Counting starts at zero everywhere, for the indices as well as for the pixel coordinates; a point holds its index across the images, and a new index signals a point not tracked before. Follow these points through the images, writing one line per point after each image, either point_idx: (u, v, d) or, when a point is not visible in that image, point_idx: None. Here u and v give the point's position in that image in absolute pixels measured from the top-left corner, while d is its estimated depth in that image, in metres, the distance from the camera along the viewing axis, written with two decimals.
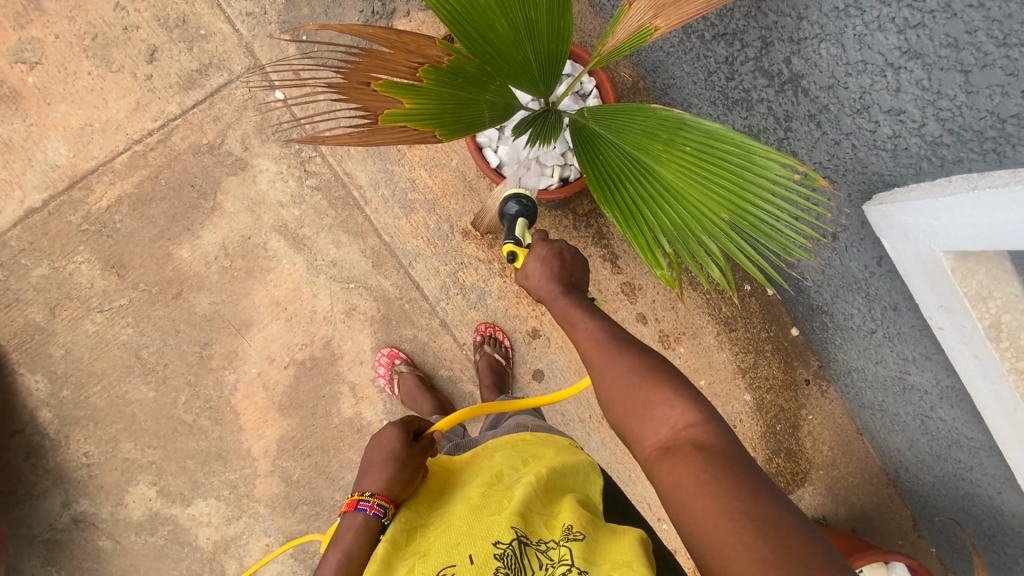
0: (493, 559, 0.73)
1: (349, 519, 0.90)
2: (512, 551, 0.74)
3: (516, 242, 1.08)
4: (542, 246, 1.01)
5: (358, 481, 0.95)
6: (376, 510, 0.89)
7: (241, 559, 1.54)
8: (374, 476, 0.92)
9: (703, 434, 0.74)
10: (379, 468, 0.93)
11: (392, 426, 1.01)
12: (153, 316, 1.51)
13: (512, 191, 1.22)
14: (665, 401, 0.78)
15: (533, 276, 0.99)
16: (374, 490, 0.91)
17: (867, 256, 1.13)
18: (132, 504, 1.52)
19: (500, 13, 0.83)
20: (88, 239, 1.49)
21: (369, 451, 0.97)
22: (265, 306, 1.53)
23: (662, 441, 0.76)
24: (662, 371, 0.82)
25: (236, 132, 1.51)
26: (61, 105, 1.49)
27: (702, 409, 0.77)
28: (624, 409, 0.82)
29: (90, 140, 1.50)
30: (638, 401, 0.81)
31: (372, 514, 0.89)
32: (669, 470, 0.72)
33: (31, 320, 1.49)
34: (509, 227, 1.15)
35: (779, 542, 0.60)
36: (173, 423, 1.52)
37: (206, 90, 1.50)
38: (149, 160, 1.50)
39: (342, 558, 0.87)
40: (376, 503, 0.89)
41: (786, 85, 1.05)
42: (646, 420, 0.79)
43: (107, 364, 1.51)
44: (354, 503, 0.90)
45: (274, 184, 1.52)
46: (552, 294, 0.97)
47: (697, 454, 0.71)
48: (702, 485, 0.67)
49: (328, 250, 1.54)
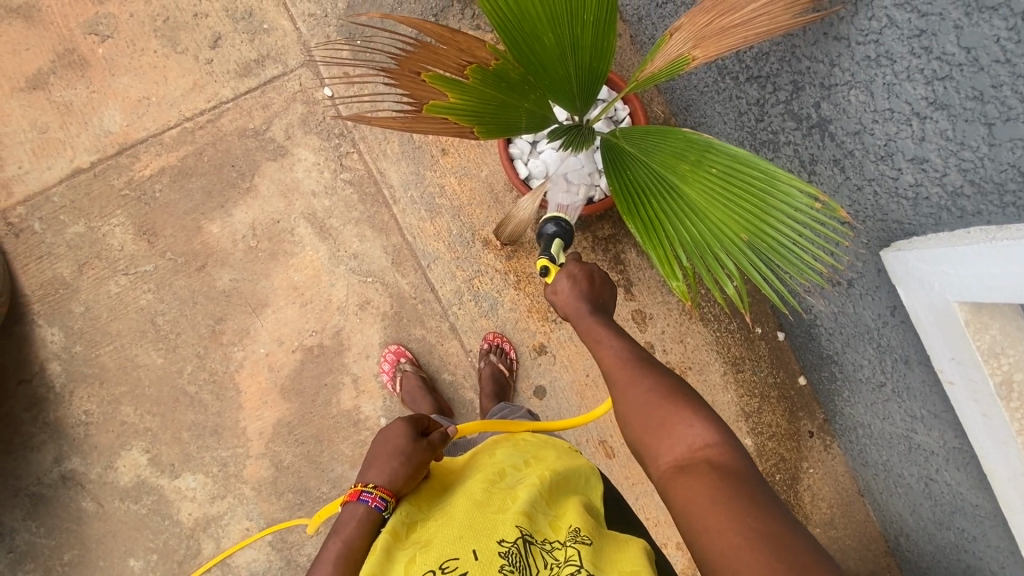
0: (497, 555, 0.73)
1: (351, 509, 0.89)
2: (517, 549, 0.73)
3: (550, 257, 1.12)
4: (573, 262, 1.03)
5: (362, 473, 0.94)
6: (378, 502, 0.88)
7: (218, 540, 1.52)
8: (379, 469, 0.92)
9: (721, 455, 0.74)
10: (384, 462, 0.93)
11: (400, 422, 1.00)
12: (174, 285, 1.55)
13: (551, 213, 1.25)
14: (683, 420, 0.79)
15: (561, 293, 1.01)
16: (377, 483, 0.90)
17: (881, 304, 1.13)
18: (122, 468, 1.53)
19: (548, 26, 0.88)
20: (126, 205, 1.56)
21: (375, 444, 0.97)
22: (283, 289, 1.56)
23: (678, 458, 0.77)
24: (676, 391, 0.83)
25: (281, 122, 1.58)
26: (124, 77, 1.58)
27: (719, 430, 0.77)
28: (641, 425, 0.83)
29: (145, 112, 1.58)
30: (655, 418, 0.81)
31: (374, 506, 0.88)
32: (683, 487, 0.72)
33: (58, 275, 1.54)
34: (542, 243, 1.19)
35: (790, 560, 0.60)
36: (175, 392, 1.54)
37: (260, 79, 1.59)
38: (196, 137, 1.58)
39: (341, 548, 0.85)
40: (378, 495, 0.89)
41: (813, 129, 1.09)
42: (663, 437, 0.79)
43: (122, 326, 1.54)
44: (356, 494, 0.89)
45: (309, 173, 1.58)
46: (573, 309, 0.99)
47: (713, 472, 0.72)
48: (716, 502, 0.67)
49: (352, 242, 1.58)
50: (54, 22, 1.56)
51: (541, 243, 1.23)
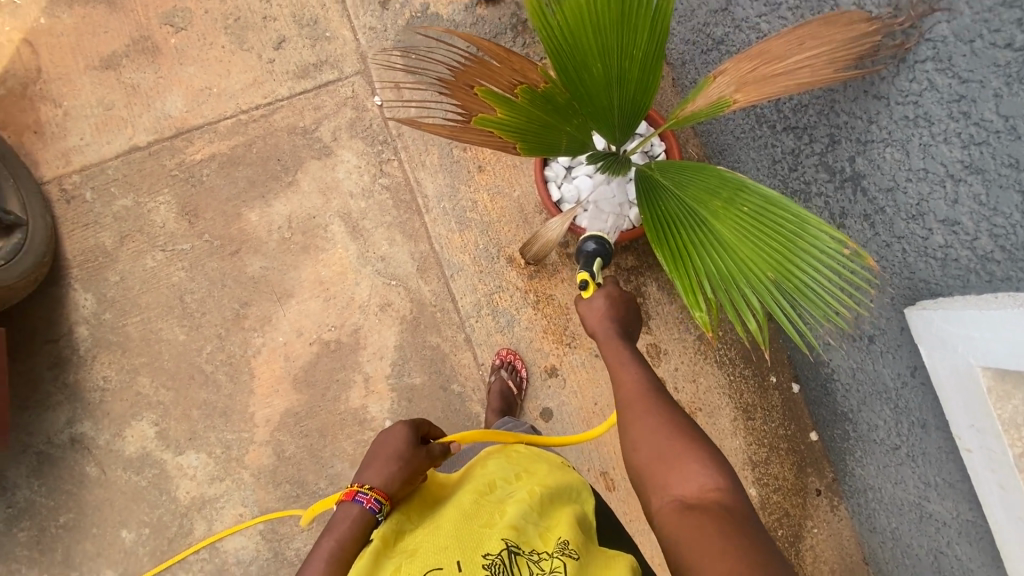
0: (482, 567, 0.73)
1: (345, 509, 0.90)
2: (501, 561, 0.74)
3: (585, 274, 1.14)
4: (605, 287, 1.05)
5: (359, 475, 0.95)
6: (372, 504, 0.89)
7: (211, 522, 1.53)
8: (376, 471, 0.93)
9: (729, 500, 0.74)
10: (382, 465, 0.94)
11: (401, 425, 1.02)
12: (207, 266, 1.60)
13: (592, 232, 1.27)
14: (695, 460, 0.79)
15: (595, 311, 1.02)
16: (373, 485, 0.91)
17: (901, 364, 1.13)
18: (129, 438, 1.56)
19: (598, 58, 0.92)
20: (174, 185, 1.63)
21: (374, 446, 0.98)
22: (310, 281, 1.61)
23: (686, 495, 0.76)
24: (691, 429, 0.84)
25: (330, 124, 1.65)
26: (191, 66, 1.67)
27: (729, 477, 0.77)
28: (652, 456, 0.83)
29: (204, 101, 1.66)
30: (668, 452, 0.81)
31: (368, 508, 0.89)
32: (689, 525, 0.71)
33: (100, 243, 1.61)
34: (582, 261, 1.20)
35: None
36: (191, 369, 1.58)
37: (316, 82, 1.67)
38: (248, 129, 1.65)
39: (333, 547, 0.86)
40: (373, 497, 0.89)
41: (846, 182, 1.11)
42: (674, 471, 0.79)
43: (151, 299, 1.59)
44: (351, 494, 0.90)
45: (350, 174, 1.64)
46: (601, 330, 1.01)
47: (722, 515, 0.71)
48: (723, 542, 0.67)
49: (381, 245, 1.62)
50: (135, 12, 1.68)
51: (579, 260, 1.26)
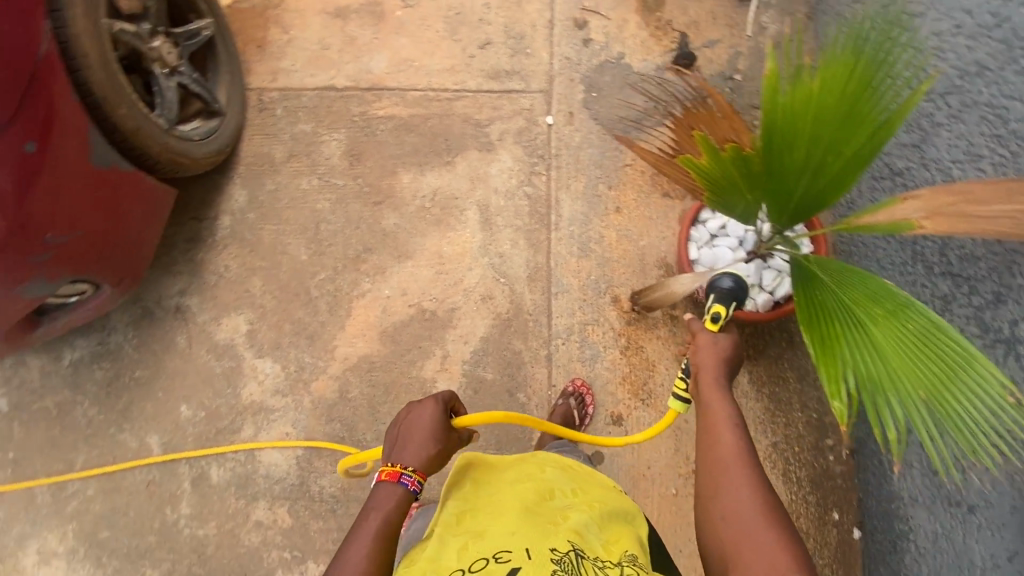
0: (550, 559, 0.81)
1: (388, 488, 0.97)
2: (569, 558, 0.81)
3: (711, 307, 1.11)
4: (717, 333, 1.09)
5: (393, 454, 1.04)
6: (414, 485, 0.99)
7: (259, 428, 1.61)
8: (414, 452, 1.02)
9: None
10: (419, 447, 1.03)
11: (431, 403, 1.10)
12: (350, 206, 1.74)
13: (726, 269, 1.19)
14: (785, 554, 0.81)
15: (704, 359, 1.06)
16: (414, 467, 1.00)
17: (1000, 546, 1.07)
18: (223, 325, 1.67)
19: (805, 142, 0.96)
20: (351, 128, 1.80)
21: (407, 423, 1.07)
22: (430, 252, 1.71)
23: None
24: (774, 506, 0.88)
25: (500, 125, 1.78)
26: (405, 39, 1.87)
27: None
28: (740, 535, 0.86)
29: (404, 70, 1.84)
30: (759, 538, 0.84)
31: (411, 489, 0.98)
32: None
33: (271, 153, 1.79)
34: (716, 295, 1.12)
35: None
36: (300, 287, 1.69)
37: (503, 86, 1.81)
38: (430, 105, 1.81)
39: (379, 524, 0.93)
40: (416, 479, 0.99)
41: (998, 343, 1.11)
42: (761, 558, 0.82)
43: (292, 215, 1.74)
44: (395, 475, 0.98)
45: (501, 173, 1.75)
46: (704, 378, 1.04)
47: None
48: None
49: (504, 243, 1.71)
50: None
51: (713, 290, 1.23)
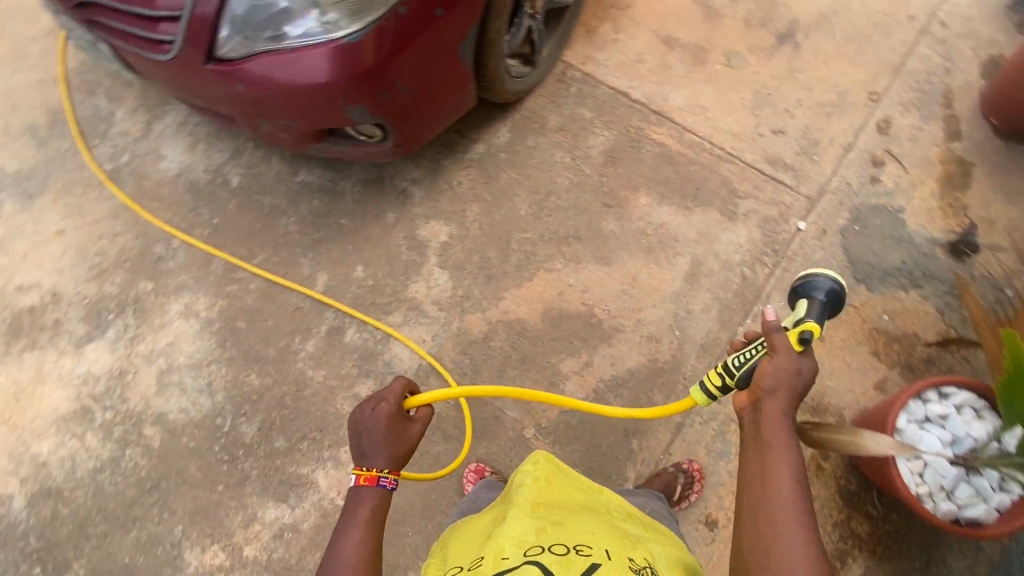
0: (630, 564, 0.88)
1: (365, 493, 1.00)
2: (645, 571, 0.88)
3: (806, 322, 0.97)
4: (793, 355, 0.94)
5: (363, 459, 1.03)
6: (389, 483, 1.01)
7: (408, 323, 1.75)
8: (383, 454, 1.02)
9: None
10: (384, 446, 1.03)
11: (387, 394, 1.08)
12: (583, 194, 1.82)
13: (817, 271, 1.05)
14: None
15: (778, 386, 0.93)
16: (385, 467, 1.02)
17: None
18: (429, 225, 1.82)
19: None
20: (620, 132, 1.88)
21: (364, 420, 1.05)
22: (628, 272, 1.75)
23: None
24: (817, 543, 0.85)
25: (753, 204, 1.79)
26: (711, 88, 1.91)
27: None
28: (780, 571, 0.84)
29: (695, 113, 1.89)
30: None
31: (388, 488, 1.01)
32: None
33: (545, 115, 1.91)
34: (817, 306, 1.00)
35: None
36: (505, 234, 1.80)
37: (774, 174, 1.82)
38: (700, 152, 1.85)
39: (362, 528, 0.96)
40: (392, 477, 1.01)
41: None
42: None
43: (533, 173, 1.86)
44: (374, 479, 1.00)
45: (730, 245, 1.75)
46: (770, 404, 0.93)
47: None
48: None
49: (696, 304, 1.70)
50: (726, 27, 1.96)
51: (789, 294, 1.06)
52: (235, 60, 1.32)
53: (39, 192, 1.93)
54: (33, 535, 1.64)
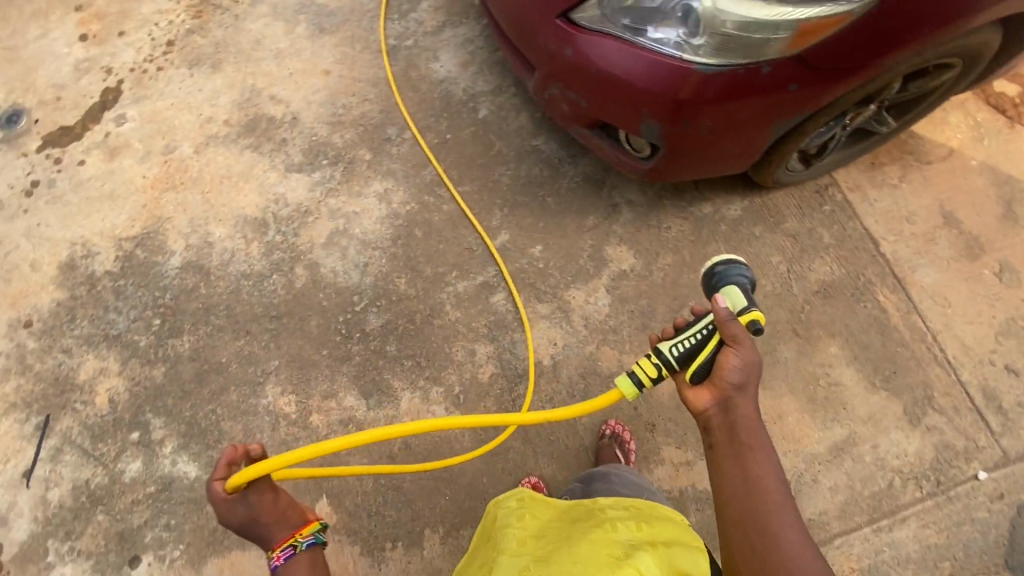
0: None
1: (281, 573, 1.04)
2: None
3: (750, 311, 1.05)
4: (752, 348, 1.02)
5: (260, 539, 1.05)
6: (287, 554, 1.03)
7: (551, 320, 1.75)
8: (273, 530, 1.05)
9: None
10: (262, 520, 1.04)
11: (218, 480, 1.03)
12: (778, 307, 1.73)
13: (722, 258, 1.14)
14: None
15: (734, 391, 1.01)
16: (275, 543, 1.04)
17: None
18: (620, 247, 1.80)
19: None
20: (848, 274, 1.76)
21: (220, 507, 1.03)
22: (778, 405, 1.64)
23: None
24: (796, 518, 0.97)
25: (941, 422, 1.62)
26: (964, 286, 1.74)
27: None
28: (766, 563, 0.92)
29: (934, 300, 1.73)
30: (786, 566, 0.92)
31: (290, 556, 1.04)
32: None
33: (785, 214, 1.82)
34: (726, 289, 1.09)
35: None
36: (683, 298, 1.75)
37: (981, 408, 1.63)
38: (917, 340, 1.69)
39: None
40: (287, 551, 1.03)
41: None
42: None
43: (742, 259, 1.77)
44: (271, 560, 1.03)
45: (894, 445, 1.60)
46: (737, 399, 1.02)
47: None
48: None
49: (826, 478, 1.58)
50: (1015, 239, 1.78)
51: (704, 284, 1.13)
52: (583, 27, 1.35)
53: (329, 32, 2.12)
54: (170, 293, 1.79)
